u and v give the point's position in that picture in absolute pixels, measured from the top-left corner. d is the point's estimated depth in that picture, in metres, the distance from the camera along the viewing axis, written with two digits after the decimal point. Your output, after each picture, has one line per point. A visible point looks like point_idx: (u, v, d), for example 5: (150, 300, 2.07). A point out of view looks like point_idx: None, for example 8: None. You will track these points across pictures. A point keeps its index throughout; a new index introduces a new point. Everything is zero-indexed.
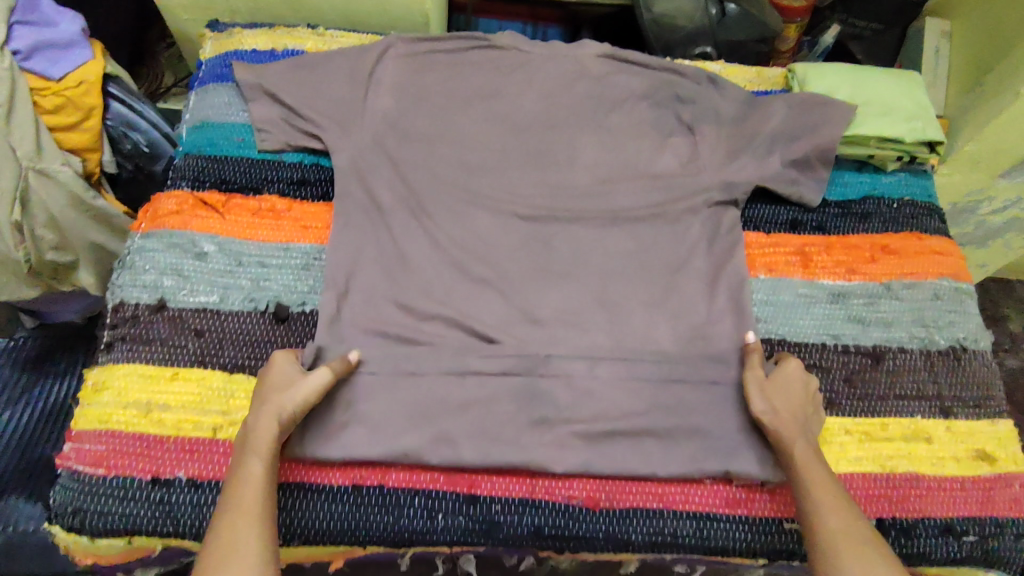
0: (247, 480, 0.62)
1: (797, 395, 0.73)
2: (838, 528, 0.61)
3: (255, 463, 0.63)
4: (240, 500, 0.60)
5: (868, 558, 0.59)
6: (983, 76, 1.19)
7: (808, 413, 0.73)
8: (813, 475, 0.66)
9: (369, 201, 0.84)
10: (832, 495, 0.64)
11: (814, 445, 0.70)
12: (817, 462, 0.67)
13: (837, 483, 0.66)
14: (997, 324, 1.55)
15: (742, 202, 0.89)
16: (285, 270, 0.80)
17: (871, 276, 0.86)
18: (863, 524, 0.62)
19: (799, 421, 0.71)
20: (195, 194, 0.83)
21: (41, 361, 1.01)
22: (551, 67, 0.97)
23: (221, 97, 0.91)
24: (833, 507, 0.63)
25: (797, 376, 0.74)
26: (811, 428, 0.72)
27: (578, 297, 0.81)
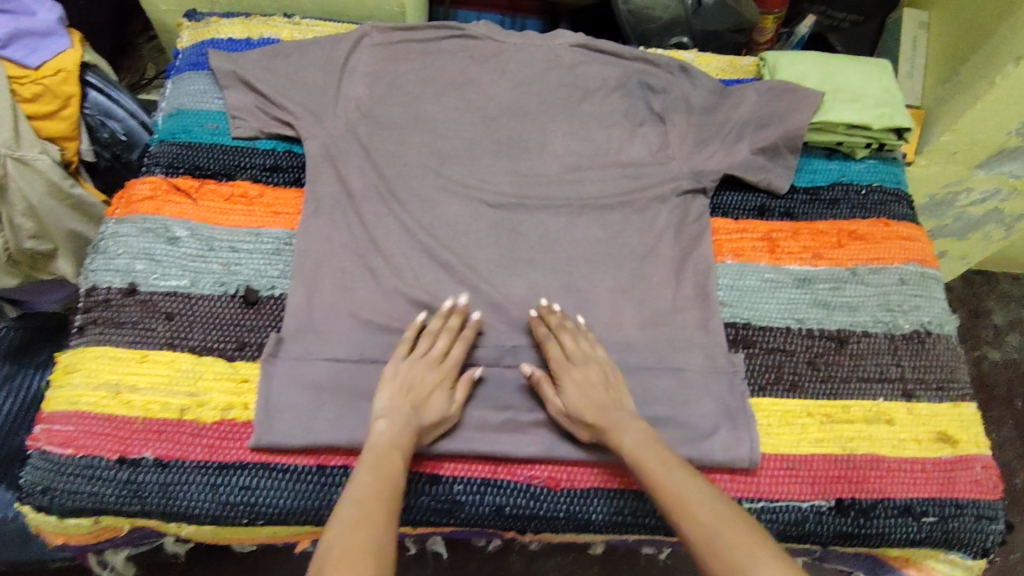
0: (390, 475, 0.63)
1: (590, 405, 0.70)
2: (705, 523, 0.59)
3: (399, 462, 0.64)
4: (373, 494, 0.61)
5: (737, 535, 0.57)
6: (959, 67, 1.20)
7: (602, 405, 0.70)
8: (655, 477, 0.64)
9: (341, 187, 0.85)
10: (680, 491, 0.62)
11: (645, 434, 0.68)
12: (659, 456, 0.66)
13: (684, 472, 0.64)
14: (979, 316, 1.56)
15: (710, 190, 0.90)
16: (256, 255, 0.80)
17: (836, 261, 0.87)
18: (720, 504, 0.61)
19: (614, 414, 0.69)
20: (169, 180, 0.84)
21: (21, 352, 1.01)
22: (525, 57, 0.98)
23: (196, 86, 0.92)
24: (692, 504, 0.61)
25: (575, 372, 0.72)
26: (622, 417, 0.69)
27: (545, 283, 0.82)
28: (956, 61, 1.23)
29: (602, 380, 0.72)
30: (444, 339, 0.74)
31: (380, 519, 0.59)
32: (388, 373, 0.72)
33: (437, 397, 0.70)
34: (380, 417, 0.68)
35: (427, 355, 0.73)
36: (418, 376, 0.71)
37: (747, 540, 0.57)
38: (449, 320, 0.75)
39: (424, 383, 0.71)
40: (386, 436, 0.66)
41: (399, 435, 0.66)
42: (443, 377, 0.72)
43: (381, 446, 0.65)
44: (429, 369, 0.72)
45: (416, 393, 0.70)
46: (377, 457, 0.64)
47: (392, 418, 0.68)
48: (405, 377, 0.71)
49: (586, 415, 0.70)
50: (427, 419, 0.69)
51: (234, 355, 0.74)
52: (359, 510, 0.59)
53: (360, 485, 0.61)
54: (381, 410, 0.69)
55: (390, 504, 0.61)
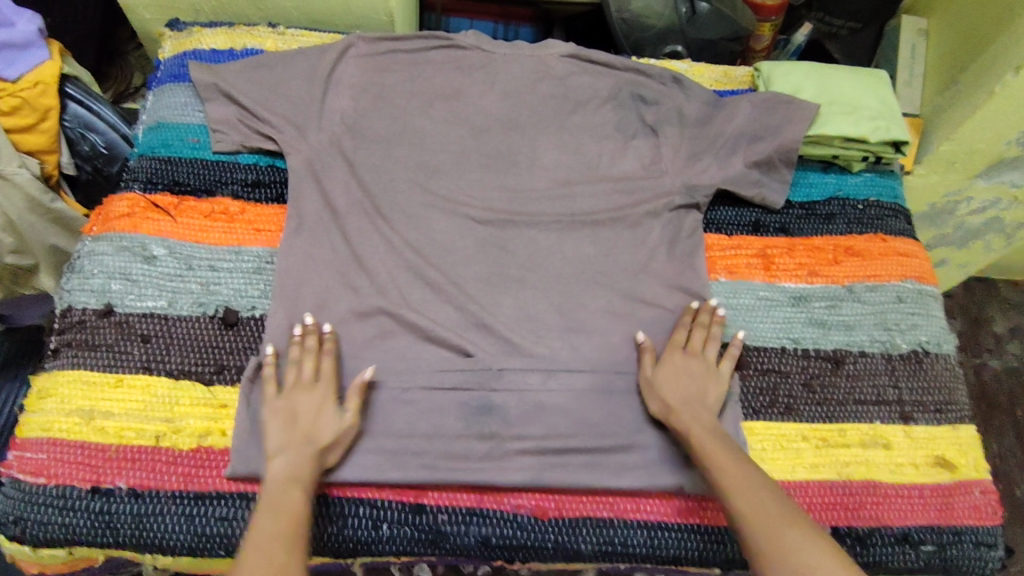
0: (292, 512, 0.62)
1: (683, 383, 0.73)
2: (751, 510, 0.62)
3: (299, 496, 0.63)
4: (279, 530, 0.60)
5: (791, 532, 0.60)
6: (958, 75, 1.18)
7: (699, 387, 0.73)
8: (718, 463, 0.66)
9: (325, 204, 0.83)
10: (740, 480, 0.65)
11: (712, 426, 0.70)
12: (722, 447, 0.68)
13: (747, 463, 0.66)
14: (980, 324, 1.54)
15: (703, 206, 0.88)
16: (237, 274, 0.78)
17: (832, 279, 0.85)
18: (777, 499, 0.63)
19: (698, 405, 0.72)
20: (147, 196, 0.82)
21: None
22: (515, 68, 0.96)
23: (177, 98, 0.90)
24: (746, 489, 0.64)
25: (682, 359, 0.75)
26: (708, 405, 0.73)
27: (534, 303, 0.80)
28: (955, 70, 1.21)
29: (694, 371, 0.74)
30: (309, 362, 0.70)
31: (288, 553, 0.59)
32: (268, 412, 0.68)
33: (325, 417, 0.68)
34: (275, 453, 0.65)
35: (303, 381, 0.69)
36: (292, 400, 0.68)
37: (793, 539, 0.59)
38: (308, 340, 0.71)
39: (314, 407, 0.68)
40: (284, 472, 0.64)
41: (295, 469, 0.65)
42: (323, 398, 0.69)
43: (280, 482, 0.64)
44: (305, 395, 0.69)
45: (292, 418, 0.67)
46: (274, 498, 0.62)
47: (288, 453, 0.65)
48: (291, 406, 0.68)
49: (668, 402, 0.72)
50: (324, 440, 0.67)
51: (213, 379, 0.72)
52: (267, 552, 0.58)
53: (262, 528, 0.60)
54: (274, 446, 0.66)
55: (299, 537, 0.61)
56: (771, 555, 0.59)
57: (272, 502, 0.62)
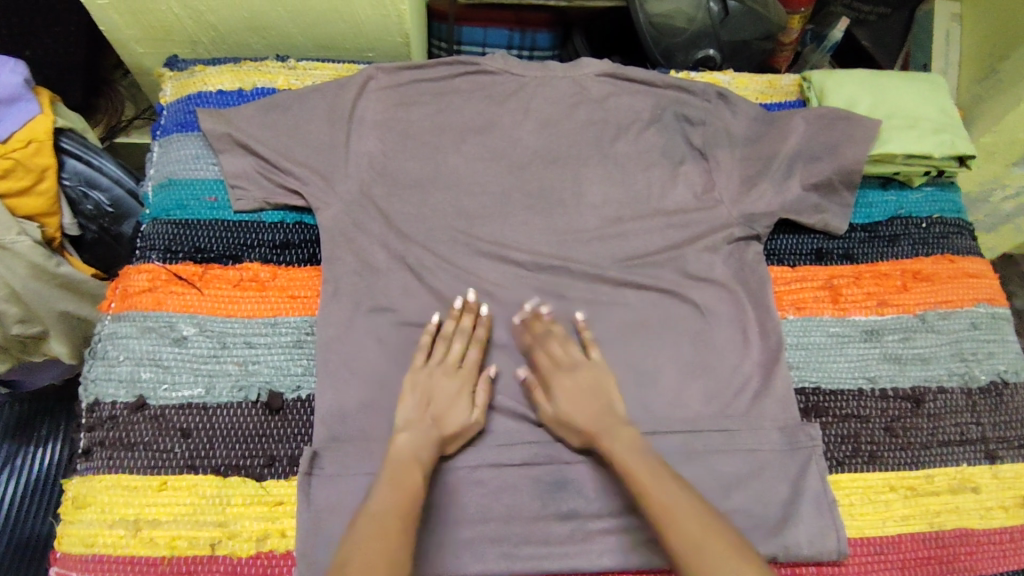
0: (409, 488, 0.61)
1: (590, 393, 0.70)
2: (690, 525, 0.58)
3: (419, 478, 0.62)
4: (396, 505, 0.59)
5: (716, 548, 0.56)
6: (999, 63, 1.12)
7: (589, 396, 0.70)
8: (637, 480, 0.63)
9: (362, 264, 0.77)
10: (665, 494, 0.61)
11: (635, 441, 0.66)
12: (644, 468, 0.63)
13: (671, 479, 0.62)
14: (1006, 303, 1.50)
15: (764, 237, 0.83)
16: (276, 350, 0.72)
17: (904, 308, 0.81)
18: (702, 514, 0.59)
19: (608, 419, 0.69)
20: (168, 266, 0.75)
21: (22, 427, 0.91)
22: (549, 92, 0.88)
23: (186, 150, 0.82)
24: (679, 512, 0.59)
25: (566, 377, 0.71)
26: (613, 410, 0.70)
27: (598, 358, 0.75)
28: (996, 54, 1.13)
29: (580, 381, 0.71)
30: (459, 344, 0.72)
31: (396, 532, 0.57)
32: (408, 383, 0.70)
33: (458, 406, 0.69)
34: (404, 428, 0.66)
35: (446, 363, 0.71)
36: (442, 384, 0.70)
37: (722, 561, 0.55)
38: (464, 321, 0.74)
39: (450, 390, 0.70)
40: (409, 448, 0.65)
41: (420, 447, 0.65)
42: (463, 385, 0.71)
43: (404, 458, 0.64)
44: (450, 376, 0.71)
45: (432, 398, 0.69)
46: (398, 471, 0.62)
47: (414, 429, 0.66)
48: (429, 387, 0.70)
49: (580, 423, 0.69)
50: (450, 428, 0.68)
51: (264, 473, 0.67)
52: (378, 527, 0.57)
53: (383, 498, 0.60)
54: (404, 421, 0.67)
55: (406, 520, 0.58)
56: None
57: (397, 473, 0.62)
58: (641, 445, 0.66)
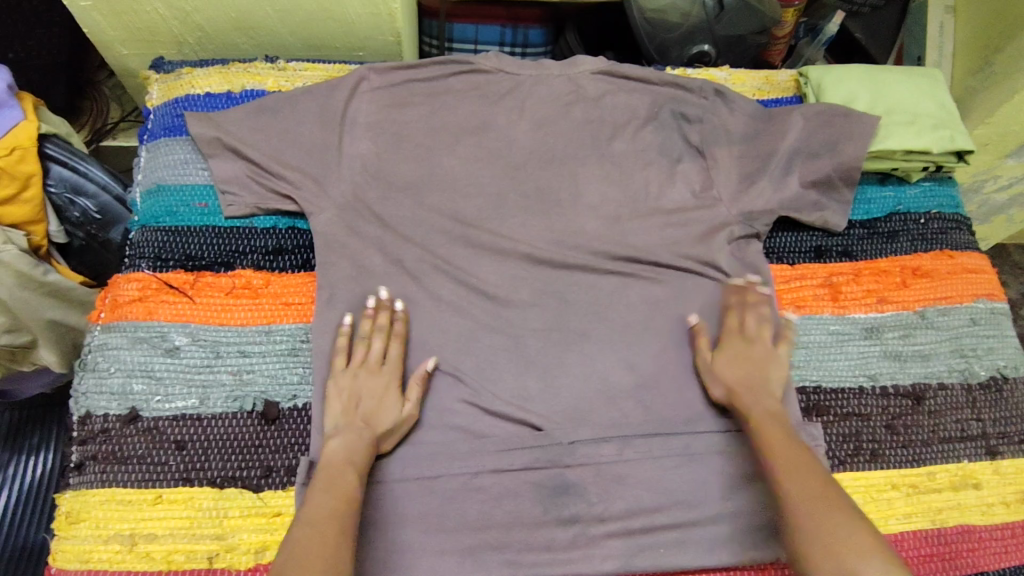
0: (344, 493, 0.61)
1: (750, 368, 0.72)
2: (803, 492, 0.60)
3: (353, 479, 0.62)
4: (331, 509, 0.59)
5: (834, 511, 0.57)
6: (994, 55, 1.09)
7: (761, 374, 0.72)
8: (772, 445, 0.65)
9: (358, 269, 0.76)
10: (794, 459, 0.63)
11: (775, 410, 0.69)
12: (782, 435, 0.66)
13: (797, 443, 0.65)
14: None
15: (763, 235, 0.82)
16: (271, 359, 0.71)
17: (903, 305, 0.81)
18: (830, 481, 0.61)
19: (762, 390, 0.71)
20: (158, 275, 0.74)
21: (10, 438, 0.89)
22: (544, 91, 0.87)
23: (176, 155, 0.80)
24: (802, 474, 0.61)
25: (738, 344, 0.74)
26: (772, 391, 0.71)
27: (598, 360, 0.75)
28: (990, 45, 1.11)
29: (750, 352, 0.74)
30: (379, 340, 0.71)
31: (336, 536, 0.57)
32: (332, 387, 0.68)
33: (387, 404, 0.68)
34: (332, 434, 0.65)
35: (365, 363, 0.70)
36: (366, 385, 0.69)
37: (841, 522, 0.56)
38: (379, 317, 0.72)
39: (376, 390, 0.68)
40: (342, 452, 0.64)
41: (352, 451, 0.64)
42: (389, 382, 0.69)
43: (337, 463, 0.63)
44: (374, 376, 0.69)
45: (353, 400, 0.68)
46: (331, 476, 0.62)
47: (345, 434, 0.65)
48: (354, 388, 0.68)
49: (728, 381, 0.72)
50: (381, 427, 0.67)
51: (261, 485, 0.66)
52: (316, 534, 0.56)
53: (317, 505, 0.59)
54: (333, 426, 0.66)
55: (345, 523, 0.58)
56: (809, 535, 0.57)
57: (329, 480, 0.61)
58: (780, 416, 0.69)
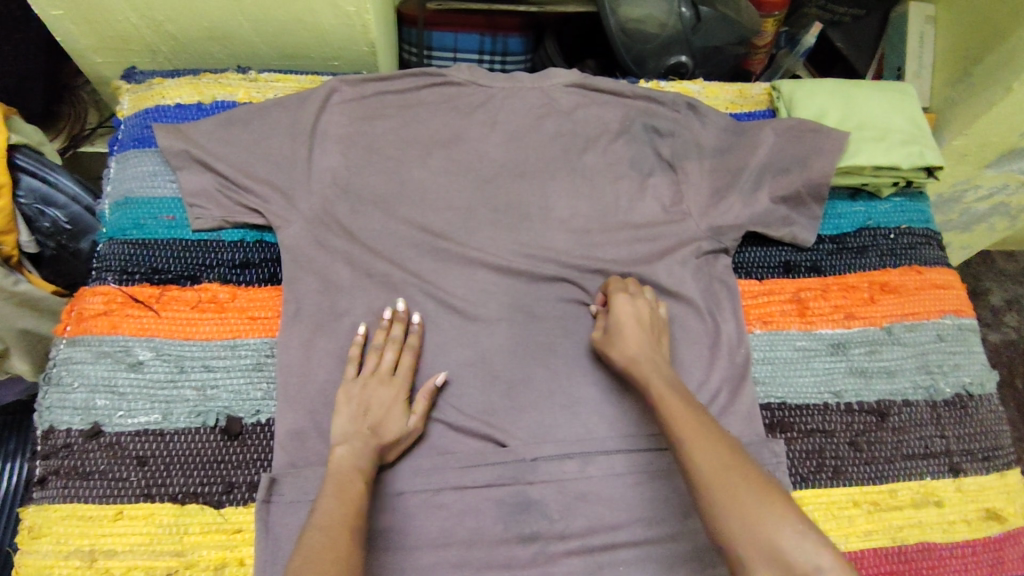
0: (354, 499, 0.60)
1: (640, 327, 0.72)
2: (712, 464, 0.56)
3: (362, 486, 0.62)
4: (343, 516, 0.58)
5: (745, 483, 0.54)
6: (971, 67, 1.11)
7: (654, 340, 0.73)
8: (674, 412, 0.62)
9: (325, 283, 0.76)
10: (698, 428, 0.60)
11: (669, 376, 0.68)
12: (683, 409, 0.62)
13: (701, 414, 0.62)
14: (978, 298, 1.47)
15: (732, 250, 0.82)
16: (234, 374, 0.71)
17: (871, 321, 0.81)
18: (735, 446, 0.58)
19: (657, 356, 0.71)
20: (124, 288, 0.74)
21: None
22: (516, 104, 0.87)
23: (144, 166, 0.80)
24: (706, 442, 0.58)
25: (628, 304, 0.73)
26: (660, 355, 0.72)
27: (563, 375, 0.75)
28: (970, 57, 1.12)
29: (650, 319, 0.73)
30: (392, 351, 0.71)
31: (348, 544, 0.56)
32: (342, 393, 0.69)
33: (394, 414, 0.68)
34: (340, 442, 0.65)
35: (377, 372, 0.70)
36: (376, 395, 0.69)
37: (750, 495, 0.53)
38: (393, 329, 0.73)
39: (386, 400, 0.69)
40: (349, 459, 0.64)
41: (359, 458, 0.64)
42: (399, 393, 0.70)
43: (344, 470, 0.63)
44: (384, 385, 0.70)
45: (365, 410, 0.68)
46: (342, 483, 0.61)
47: (351, 441, 0.65)
48: (364, 396, 0.69)
49: (627, 352, 0.70)
50: (388, 437, 0.67)
51: (222, 501, 0.66)
52: (328, 538, 0.56)
53: (329, 512, 0.58)
54: (341, 433, 0.66)
55: (355, 535, 0.58)
56: (722, 505, 0.53)
57: (341, 486, 0.61)
58: (676, 381, 0.68)
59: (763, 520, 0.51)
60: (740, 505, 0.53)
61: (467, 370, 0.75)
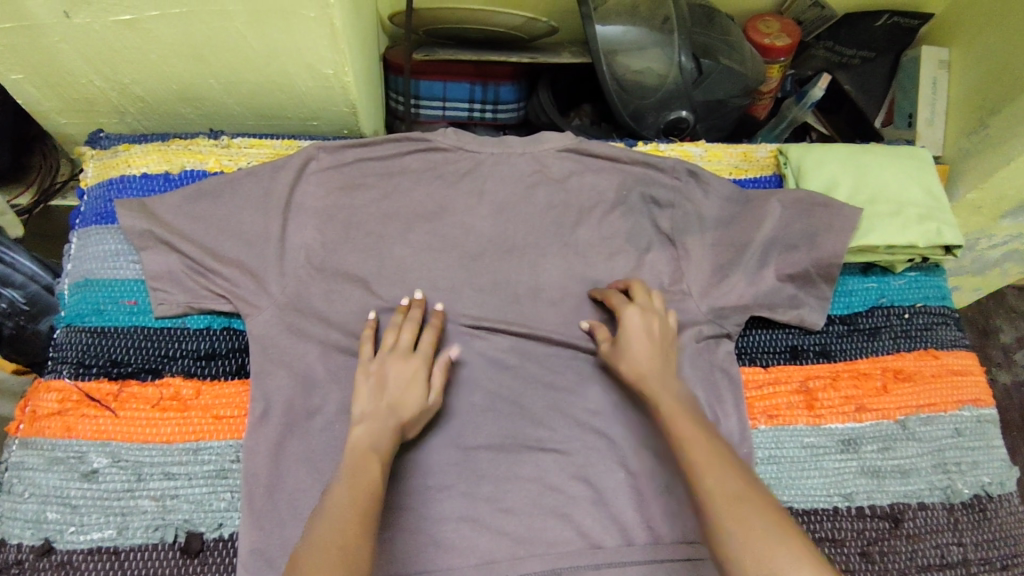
0: (366, 489, 0.55)
1: (647, 345, 0.69)
2: (726, 492, 0.53)
3: (378, 472, 0.58)
4: (353, 496, 0.54)
5: (758, 517, 0.50)
6: (988, 116, 1.03)
7: (664, 355, 0.69)
8: (687, 435, 0.59)
9: (297, 376, 0.70)
10: (711, 455, 0.56)
11: (682, 398, 0.65)
12: (700, 433, 0.59)
13: (717, 441, 0.58)
14: (988, 337, 1.38)
15: (735, 334, 0.77)
16: (196, 482, 0.66)
17: (884, 413, 0.75)
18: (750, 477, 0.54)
19: (664, 371, 0.67)
20: (80, 385, 0.69)
21: None
22: (505, 171, 0.80)
23: (105, 245, 0.75)
24: (721, 470, 0.55)
25: (638, 319, 0.70)
26: (671, 370, 0.68)
27: (554, 476, 0.70)
28: (987, 105, 1.04)
29: (662, 334, 0.70)
30: (408, 328, 0.70)
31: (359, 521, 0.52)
32: (360, 374, 0.66)
33: (414, 390, 0.66)
34: (358, 421, 0.63)
35: (397, 349, 0.68)
36: (394, 372, 0.66)
37: (763, 529, 0.49)
38: (413, 310, 0.72)
39: (406, 375, 0.66)
40: (366, 440, 0.61)
41: (377, 438, 0.61)
42: (417, 367, 0.68)
43: (361, 450, 0.59)
44: (401, 362, 0.67)
45: (385, 386, 0.65)
46: (356, 470, 0.57)
47: (370, 422, 0.62)
48: (383, 374, 0.66)
49: (637, 369, 0.68)
50: (406, 414, 0.64)
51: None
52: (331, 537, 0.50)
53: (337, 498, 0.54)
54: (360, 414, 0.63)
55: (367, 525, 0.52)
56: (735, 535, 0.50)
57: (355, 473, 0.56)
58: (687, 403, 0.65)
59: (776, 555, 0.47)
60: (752, 539, 0.49)
61: (451, 472, 0.70)
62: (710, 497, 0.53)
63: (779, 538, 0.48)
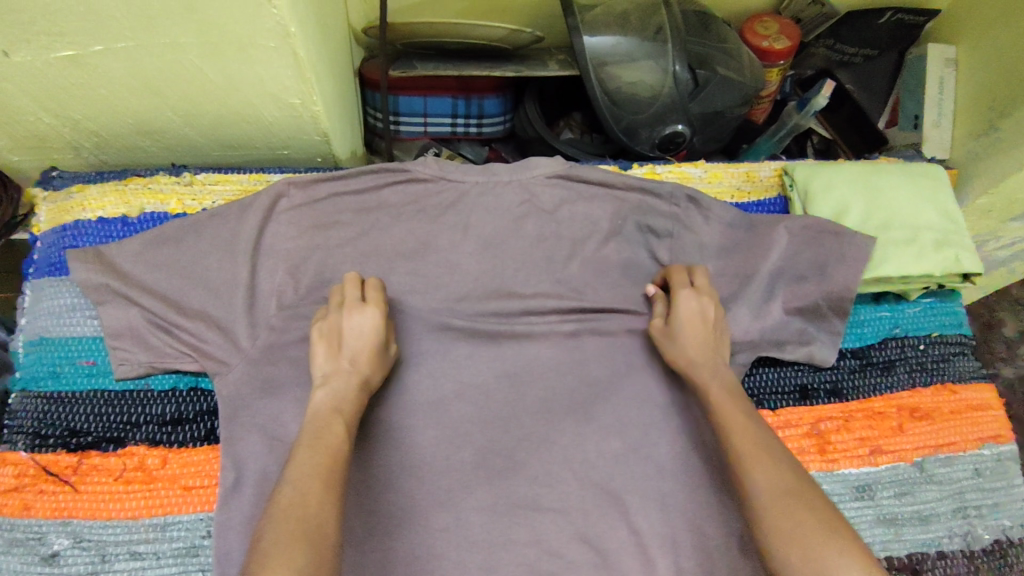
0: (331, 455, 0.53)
1: (700, 332, 0.66)
2: (774, 486, 0.51)
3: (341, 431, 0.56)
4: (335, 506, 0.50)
5: (807, 513, 0.48)
6: (999, 120, 0.96)
7: (718, 343, 0.67)
8: (733, 429, 0.57)
9: (272, 441, 0.65)
10: (759, 447, 0.54)
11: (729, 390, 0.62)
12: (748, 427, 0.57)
13: (763, 432, 0.56)
14: (990, 330, 1.31)
15: (742, 375, 0.72)
16: (165, 562, 0.62)
17: (900, 456, 0.71)
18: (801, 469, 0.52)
19: (712, 357, 0.65)
20: (37, 458, 0.65)
21: None
22: (490, 203, 0.74)
23: (60, 299, 0.69)
24: (766, 462, 0.53)
25: (693, 302, 0.67)
26: (724, 364, 0.65)
27: (552, 536, 0.67)
28: (997, 107, 0.97)
29: (715, 317, 0.67)
30: (353, 283, 0.66)
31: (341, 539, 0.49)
32: (316, 331, 0.63)
33: (370, 338, 0.63)
34: (320, 385, 0.60)
35: (351, 304, 0.65)
36: (351, 325, 0.63)
37: (811, 524, 0.47)
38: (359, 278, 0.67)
39: (365, 328, 0.63)
40: (329, 402, 0.58)
41: (341, 400, 0.59)
42: (375, 312, 0.64)
43: (322, 414, 0.57)
44: (359, 313, 0.64)
45: (346, 342, 0.63)
46: (316, 434, 0.54)
47: (332, 383, 0.60)
48: (342, 328, 0.63)
49: (686, 356, 0.66)
50: (367, 367, 0.62)
51: None
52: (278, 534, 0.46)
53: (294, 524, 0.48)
54: (321, 376, 0.61)
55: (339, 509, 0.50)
56: (779, 532, 0.49)
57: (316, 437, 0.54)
58: None
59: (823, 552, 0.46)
60: (799, 536, 0.47)
61: (444, 535, 0.66)
62: (755, 494, 0.51)
63: (827, 535, 0.46)
